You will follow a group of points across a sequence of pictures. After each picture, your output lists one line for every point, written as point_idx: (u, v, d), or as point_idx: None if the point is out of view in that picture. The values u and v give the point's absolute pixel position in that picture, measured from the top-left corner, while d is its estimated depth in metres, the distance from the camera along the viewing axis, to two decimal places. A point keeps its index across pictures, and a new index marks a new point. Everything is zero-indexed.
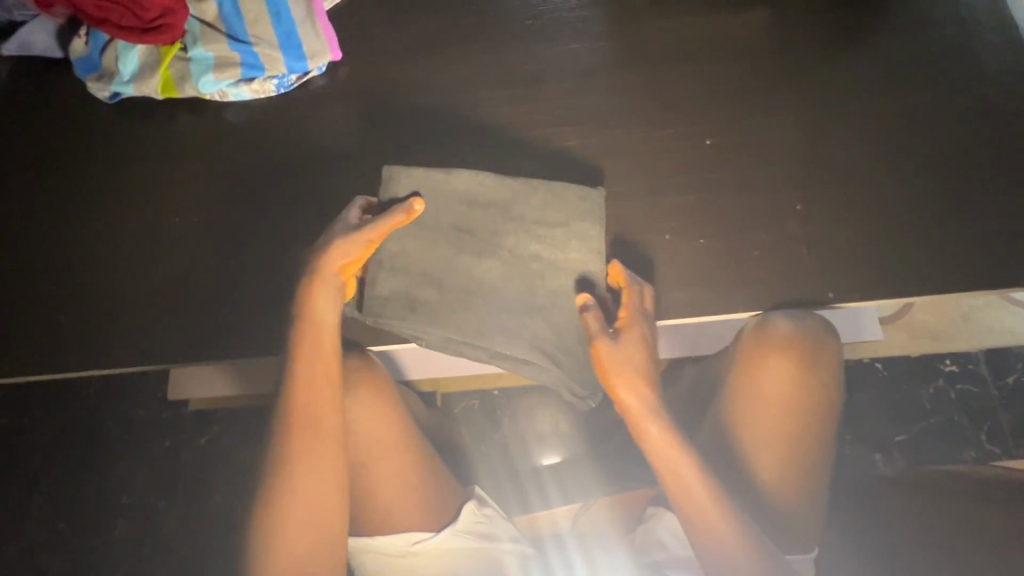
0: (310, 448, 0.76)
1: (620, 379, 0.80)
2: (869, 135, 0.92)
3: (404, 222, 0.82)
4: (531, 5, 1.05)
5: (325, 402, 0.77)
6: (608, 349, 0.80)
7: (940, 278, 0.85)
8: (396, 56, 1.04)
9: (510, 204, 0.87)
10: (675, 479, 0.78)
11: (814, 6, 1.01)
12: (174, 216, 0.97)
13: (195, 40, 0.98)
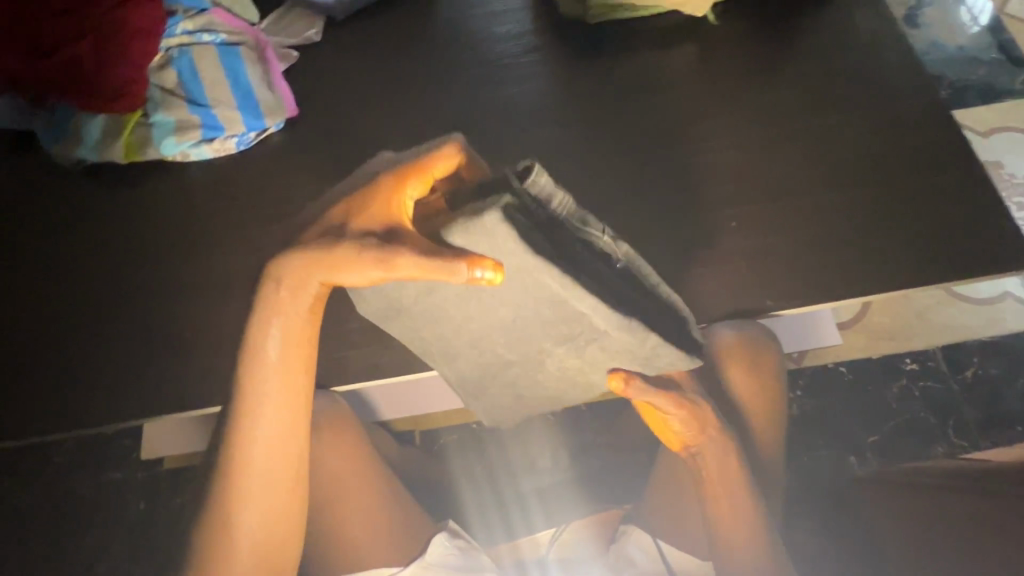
0: (277, 475, 0.75)
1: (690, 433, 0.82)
2: (794, 154, 0.99)
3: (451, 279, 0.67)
4: (472, 54, 1.13)
5: (278, 434, 0.75)
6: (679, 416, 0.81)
7: (872, 281, 0.90)
8: (351, 109, 1.10)
9: (583, 314, 0.72)
10: (724, 502, 0.81)
11: (735, 39, 1.10)
12: (139, 275, 1.00)
13: (156, 106, 1.02)
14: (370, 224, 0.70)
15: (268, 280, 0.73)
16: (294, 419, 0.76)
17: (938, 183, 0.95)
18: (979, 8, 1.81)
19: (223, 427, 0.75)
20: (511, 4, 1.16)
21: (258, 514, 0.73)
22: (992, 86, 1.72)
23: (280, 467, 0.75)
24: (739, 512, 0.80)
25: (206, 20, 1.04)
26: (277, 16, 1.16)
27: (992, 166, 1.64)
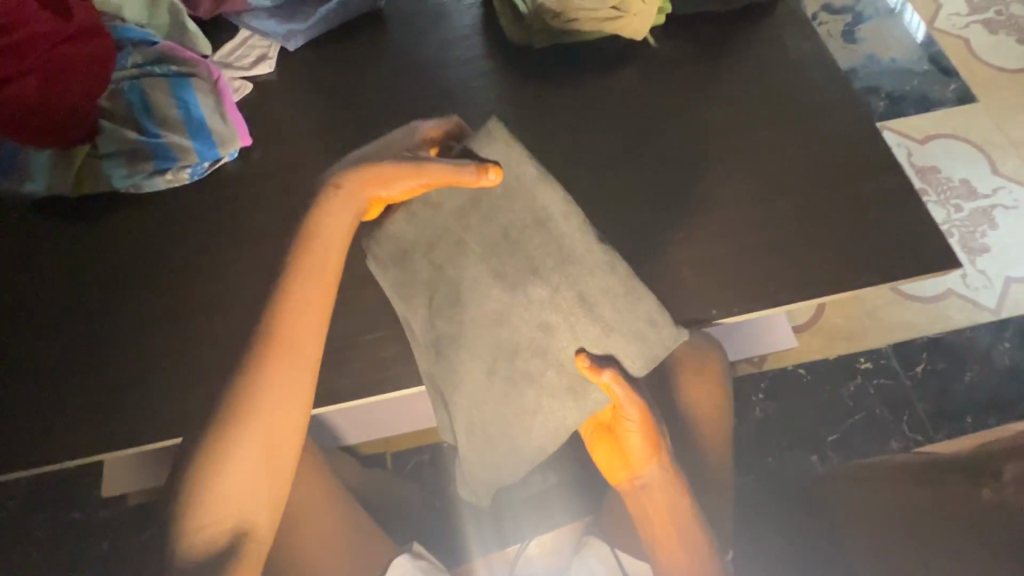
0: (290, 385, 0.76)
1: (648, 459, 0.83)
2: (734, 168, 1.04)
3: (469, 179, 0.77)
4: (425, 79, 1.15)
5: (308, 328, 0.78)
6: (645, 436, 0.82)
7: (810, 286, 0.94)
8: (305, 137, 1.11)
9: (564, 233, 0.79)
10: (673, 533, 0.82)
11: (676, 61, 1.15)
12: (91, 309, 0.98)
13: (105, 139, 1.02)
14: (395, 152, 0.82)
15: (329, 181, 0.81)
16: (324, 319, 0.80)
17: (867, 191, 1.01)
18: (910, 23, 1.93)
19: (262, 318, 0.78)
20: (461, 31, 1.20)
21: (271, 404, 0.75)
22: (925, 96, 1.83)
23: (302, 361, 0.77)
24: (686, 542, 0.81)
25: (157, 53, 1.05)
26: (235, 46, 1.17)
27: (930, 170, 1.73)
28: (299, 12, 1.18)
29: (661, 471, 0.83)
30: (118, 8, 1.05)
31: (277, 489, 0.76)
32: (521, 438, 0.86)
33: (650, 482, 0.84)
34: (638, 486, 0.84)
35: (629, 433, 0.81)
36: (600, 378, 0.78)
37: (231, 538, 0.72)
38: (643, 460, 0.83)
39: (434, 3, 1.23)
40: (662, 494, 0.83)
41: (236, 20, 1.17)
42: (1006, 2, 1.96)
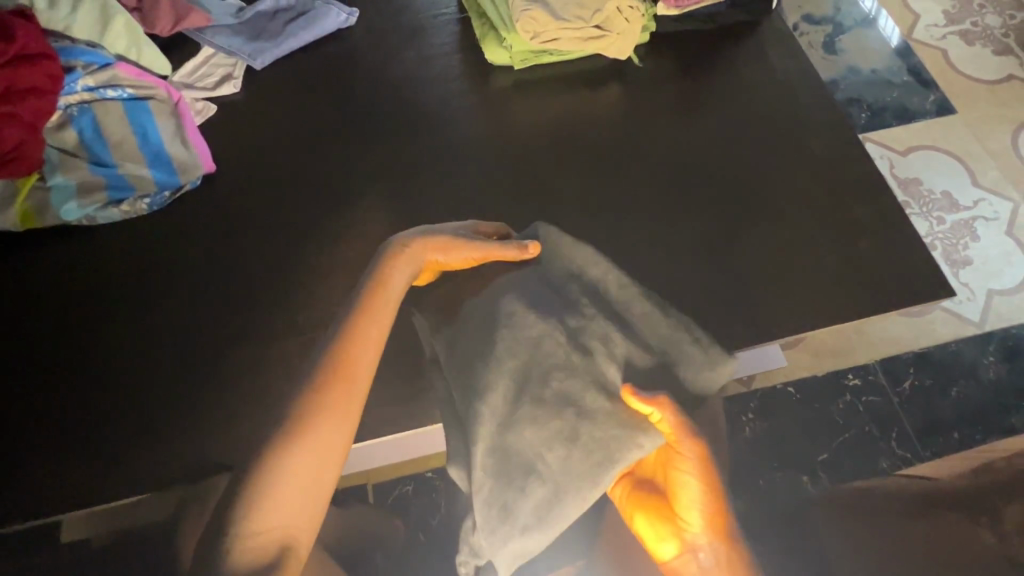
0: (349, 398, 0.72)
1: (711, 525, 0.66)
2: (721, 194, 1.01)
3: (516, 257, 0.83)
4: (400, 99, 1.10)
5: (368, 335, 0.75)
6: (705, 486, 0.68)
7: (801, 317, 0.92)
8: (272, 163, 1.04)
9: (601, 279, 0.82)
10: None
11: (660, 82, 1.11)
12: (33, 356, 0.91)
13: (54, 169, 0.95)
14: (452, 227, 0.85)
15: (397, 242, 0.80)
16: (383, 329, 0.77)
17: (856, 216, 0.99)
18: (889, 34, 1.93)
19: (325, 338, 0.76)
20: (437, 48, 1.14)
21: (327, 410, 0.70)
22: (905, 107, 1.83)
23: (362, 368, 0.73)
24: None
25: (110, 74, 0.97)
26: (197, 65, 1.10)
27: (912, 183, 1.73)
28: (266, 30, 1.12)
29: (725, 543, 0.66)
30: (65, 27, 0.97)
31: (324, 501, 0.68)
32: (551, 470, 0.72)
33: (710, 561, 0.65)
34: (694, 560, 0.66)
35: (685, 478, 0.68)
36: (646, 407, 0.71)
37: (276, 549, 0.64)
38: (703, 524, 0.67)
39: (408, 19, 1.16)
40: None
41: (198, 37, 1.10)
42: (982, 12, 1.97)
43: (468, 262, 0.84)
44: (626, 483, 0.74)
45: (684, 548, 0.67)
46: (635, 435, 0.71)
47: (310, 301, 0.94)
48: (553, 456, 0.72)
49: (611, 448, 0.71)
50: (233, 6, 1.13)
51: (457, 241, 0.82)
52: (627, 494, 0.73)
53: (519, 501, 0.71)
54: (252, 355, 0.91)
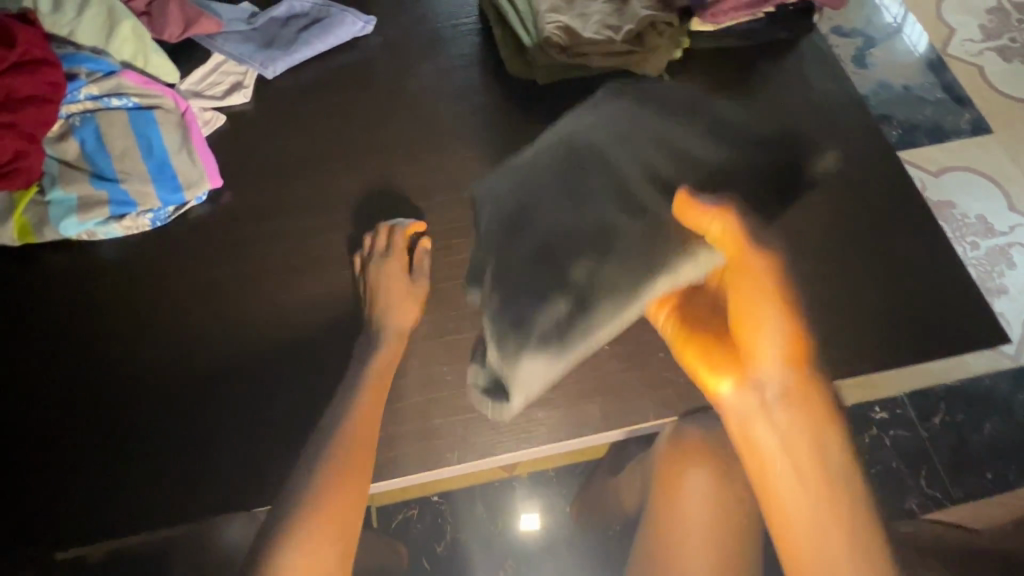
0: (363, 446, 0.72)
1: (778, 352, 0.63)
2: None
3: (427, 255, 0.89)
4: (415, 112, 1.03)
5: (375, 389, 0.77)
6: (770, 295, 0.62)
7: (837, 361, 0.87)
8: (280, 179, 0.99)
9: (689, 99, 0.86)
10: (806, 466, 0.63)
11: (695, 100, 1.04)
12: (23, 383, 0.86)
13: (53, 182, 0.90)
14: (400, 273, 0.85)
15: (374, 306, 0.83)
16: (392, 356, 0.81)
17: (901, 252, 0.93)
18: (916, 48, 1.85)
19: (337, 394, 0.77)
20: (456, 59, 1.07)
21: (353, 465, 0.70)
22: (939, 126, 1.75)
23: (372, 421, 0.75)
24: (814, 471, 0.62)
25: (115, 83, 0.93)
26: (206, 72, 1.05)
27: (945, 206, 1.66)
28: (279, 38, 1.07)
29: (796, 372, 0.63)
30: (71, 32, 0.93)
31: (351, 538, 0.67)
32: (578, 280, 0.72)
33: (777, 393, 0.64)
34: (756, 387, 0.65)
35: (749, 296, 0.63)
36: (705, 218, 0.63)
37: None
38: (771, 351, 0.63)
39: (426, 29, 1.10)
40: (796, 411, 0.63)
41: (207, 43, 1.05)
42: (1020, 27, 1.88)
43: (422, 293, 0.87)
44: (674, 317, 0.73)
45: (747, 383, 0.65)
46: (689, 247, 0.69)
47: (314, 328, 0.87)
48: (583, 266, 0.73)
49: (657, 259, 0.69)
50: (246, 12, 1.09)
51: (405, 280, 0.85)
52: (676, 328, 0.73)
53: (542, 318, 0.72)
54: (252, 387, 0.84)
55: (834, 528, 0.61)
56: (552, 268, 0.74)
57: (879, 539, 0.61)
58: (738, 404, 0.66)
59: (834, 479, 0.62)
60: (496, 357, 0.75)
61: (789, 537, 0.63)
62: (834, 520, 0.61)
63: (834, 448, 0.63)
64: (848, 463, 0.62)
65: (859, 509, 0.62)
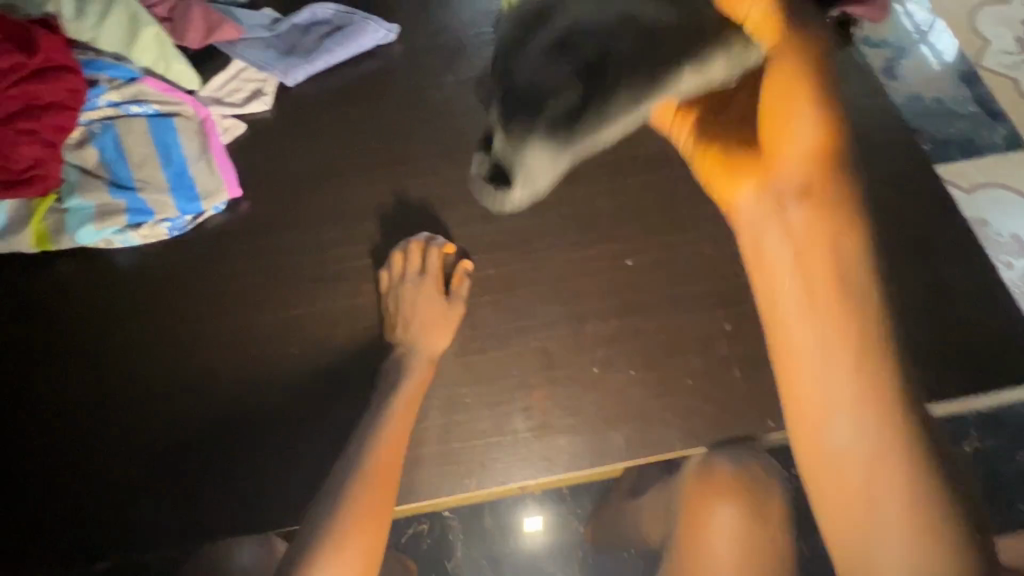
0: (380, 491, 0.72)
1: (779, 135, 0.67)
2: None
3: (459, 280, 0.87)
4: (436, 122, 1.00)
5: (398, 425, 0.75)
6: (792, 81, 0.65)
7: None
8: (299, 190, 0.97)
9: None
10: (822, 303, 0.62)
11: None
12: (34, 395, 0.84)
13: (71, 190, 0.89)
14: (434, 294, 0.84)
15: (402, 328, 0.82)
16: (422, 384, 0.79)
17: None
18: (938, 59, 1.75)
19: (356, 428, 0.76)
20: (479, 68, 1.04)
21: (374, 485, 0.72)
22: (972, 141, 1.68)
23: (396, 447, 0.74)
24: (846, 330, 0.61)
25: (135, 89, 0.92)
26: (226, 79, 1.03)
27: (977, 224, 1.60)
28: (300, 45, 1.06)
29: (818, 170, 0.65)
30: (92, 38, 0.92)
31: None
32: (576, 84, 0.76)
33: (797, 213, 0.66)
34: (773, 190, 0.69)
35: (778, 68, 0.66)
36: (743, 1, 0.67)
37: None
38: (795, 131, 0.66)
39: (449, 38, 1.08)
40: (822, 230, 0.64)
41: (228, 49, 1.03)
42: None
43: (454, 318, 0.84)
44: (691, 126, 0.79)
45: (761, 177, 0.70)
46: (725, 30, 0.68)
47: (330, 346, 0.85)
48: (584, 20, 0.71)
49: (702, 27, 0.69)
50: (267, 18, 1.08)
51: (435, 303, 0.83)
52: (693, 139, 0.79)
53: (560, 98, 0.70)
54: (267, 405, 0.82)
55: (827, 318, 0.61)
56: (578, 54, 0.70)
57: (887, 391, 0.59)
58: (769, 189, 0.69)
59: (835, 243, 0.63)
60: (502, 139, 0.76)
61: (768, 280, 0.67)
62: (824, 320, 0.62)
63: (840, 178, 0.65)
64: (868, 274, 0.62)
65: (869, 355, 0.60)
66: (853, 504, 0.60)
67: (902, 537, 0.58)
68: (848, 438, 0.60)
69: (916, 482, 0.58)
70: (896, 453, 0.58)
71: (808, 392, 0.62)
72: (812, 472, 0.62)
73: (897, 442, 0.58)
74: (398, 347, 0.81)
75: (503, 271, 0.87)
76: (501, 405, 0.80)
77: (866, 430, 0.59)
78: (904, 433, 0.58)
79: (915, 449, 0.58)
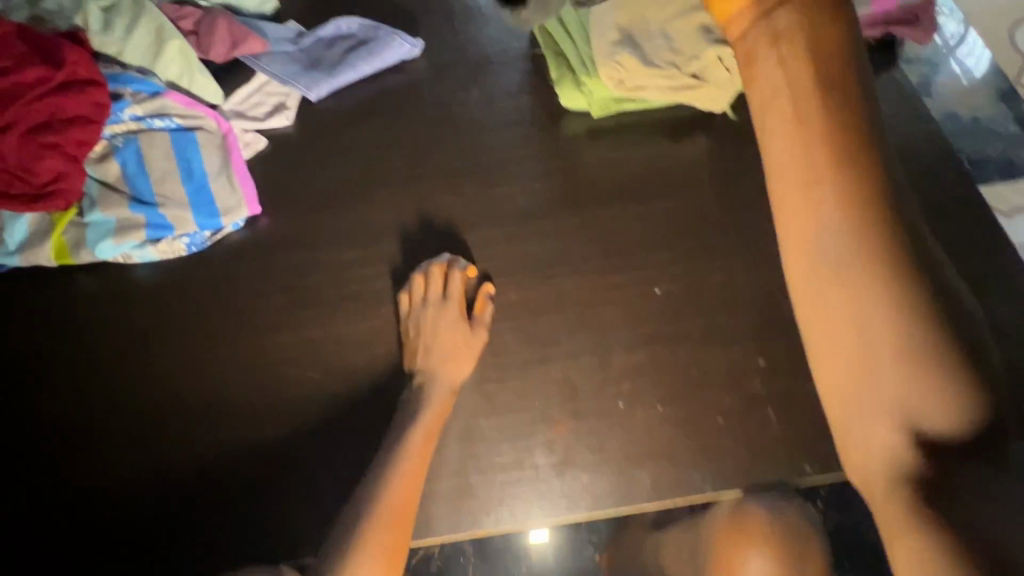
0: (390, 537, 0.68)
1: None
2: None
3: (481, 303, 0.84)
4: (460, 140, 0.98)
5: (411, 469, 0.71)
6: None
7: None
8: (319, 207, 0.95)
9: None
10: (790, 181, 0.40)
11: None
12: (49, 412, 0.83)
13: (92, 204, 0.88)
14: (456, 320, 0.81)
15: (423, 352, 0.79)
16: (441, 415, 0.76)
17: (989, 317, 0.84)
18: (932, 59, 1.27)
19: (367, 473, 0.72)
20: (504, 84, 1.02)
21: (388, 521, 0.68)
22: None
23: (412, 480, 0.71)
24: (799, 93, 0.39)
25: (159, 103, 0.90)
26: (250, 91, 1.02)
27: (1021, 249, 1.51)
28: (324, 60, 1.04)
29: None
30: (118, 52, 0.92)
31: None
32: None
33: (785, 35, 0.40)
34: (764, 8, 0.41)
35: None
36: None
37: None
38: None
39: (474, 54, 1.05)
40: (805, 77, 0.39)
41: (253, 62, 1.01)
42: None
43: (477, 345, 0.81)
44: None
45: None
46: None
47: (347, 369, 0.83)
48: None
49: None
50: (293, 31, 1.06)
51: (456, 328, 0.80)
52: None
53: None
54: (281, 430, 0.80)
55: (817, 129, 0.39)
56: None
57: (888, 221, 0.39)
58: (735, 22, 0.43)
59: (827, 42, 0.39)
60: None
61: (768, 129, 0.41)
62: (818, 155, 0.39)
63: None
64: (859, 140, 0.39)
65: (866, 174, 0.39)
66: (857, 365, 0.40)
67: (931, 404, 0.39)
68: (841, 273, 0.39)
69: (937, 348, 0.39)
70: (909, 295, 0.39)
71: (805, 228, 0.40)
72: (815, 342, 0.41)
73: (905, 286, 0.39)
74: (417, 376, 0.78)
75: (526, 297, 0.84)
76: (522, 440, 0.76)
77: (869, 253, 0.39)
78: (914, 260, 0.39)
79: (930, 277, 0.39)
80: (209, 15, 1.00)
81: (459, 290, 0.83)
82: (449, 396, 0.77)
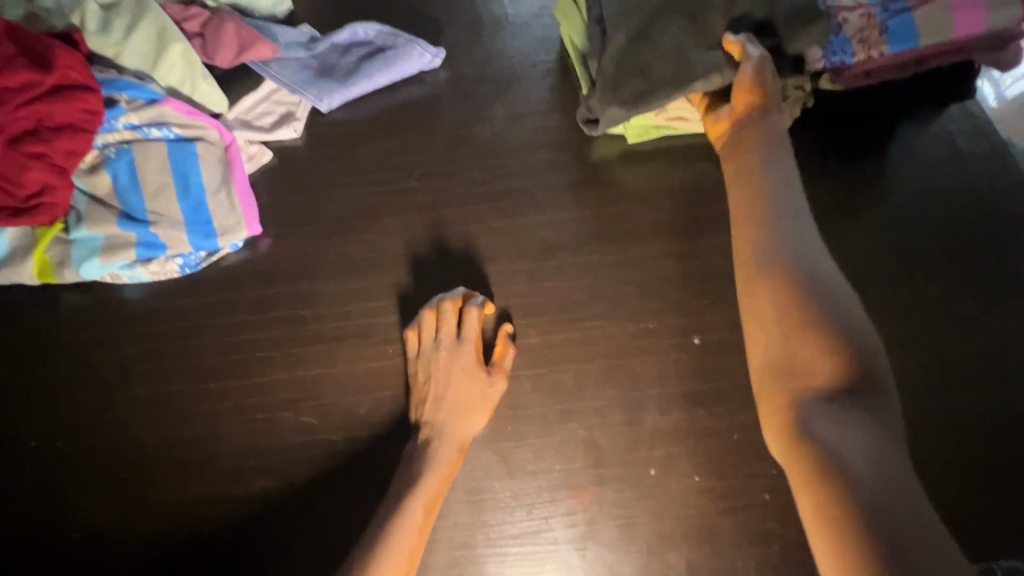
0: None
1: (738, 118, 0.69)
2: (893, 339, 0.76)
3: (500, 348, 0.74)
4: (481, 161, 0.89)
5: (408, 545, 0.62)
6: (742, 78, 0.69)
7: (991, 531, 0.68)
8: (325, 229, 0.87)
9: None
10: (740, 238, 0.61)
11: (822, 169, 0.85)
12: (20, 445, 0.76)
13: (79, 220, 0.81)
14: (471, 367, 0.72)
15: (432, 404, 0.70)
16: (448, 476, 0.67)
17: None
18: (983, 80, 0.91)
19: (357, 546, 0.62)
20: (531, 101, 0.93)
21: None
22: None
23: (408, 562, 0.61)
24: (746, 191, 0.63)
25: (157, 111, 0.83)
26: (256, 100, 0.94)
27: None
28: (337, 67, 0.96)
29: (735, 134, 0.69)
30: (116, 54, 0.85)
31: None
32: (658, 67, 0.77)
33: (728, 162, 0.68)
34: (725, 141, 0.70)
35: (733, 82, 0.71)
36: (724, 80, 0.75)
37: None
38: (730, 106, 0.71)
39: (499, 67, 0.97)
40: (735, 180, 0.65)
41: (261, 69, 0.94)
42: None
43: (494, 398, 0.71)
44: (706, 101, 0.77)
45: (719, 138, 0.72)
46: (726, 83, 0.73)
47: (347, 416, 0.75)
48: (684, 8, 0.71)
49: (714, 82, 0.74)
50: (305, 35, 0.98)
51: (470, 377, 0.72)
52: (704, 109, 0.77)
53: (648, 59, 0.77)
54: (274, 480, 0.72)
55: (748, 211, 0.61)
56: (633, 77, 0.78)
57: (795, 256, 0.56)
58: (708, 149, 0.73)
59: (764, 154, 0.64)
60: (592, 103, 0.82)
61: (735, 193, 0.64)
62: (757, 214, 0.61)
63: (745, 122, 0.68)
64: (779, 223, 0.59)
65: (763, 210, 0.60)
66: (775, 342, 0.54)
67: (821, 365, 0.51)
68: (752, 270, 0.58)
69: (823, 331, 0.52)
70: (796, 289, 0.54)
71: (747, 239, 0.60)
72: (757, 325, 0.56)
73: (793, 279, 0.55)
74: (423, 429, 0.69)
75: (549, 342, 0.76)
76: (539, 507, 0.68)
77: (773, 264, 0.57)
78: (802, 266, 0.56)
79: (818, 283, 0.54)
80: (216, 18, 0.92)
81: (476, 333, 0.74)
82: (459, 455, 0.68)
